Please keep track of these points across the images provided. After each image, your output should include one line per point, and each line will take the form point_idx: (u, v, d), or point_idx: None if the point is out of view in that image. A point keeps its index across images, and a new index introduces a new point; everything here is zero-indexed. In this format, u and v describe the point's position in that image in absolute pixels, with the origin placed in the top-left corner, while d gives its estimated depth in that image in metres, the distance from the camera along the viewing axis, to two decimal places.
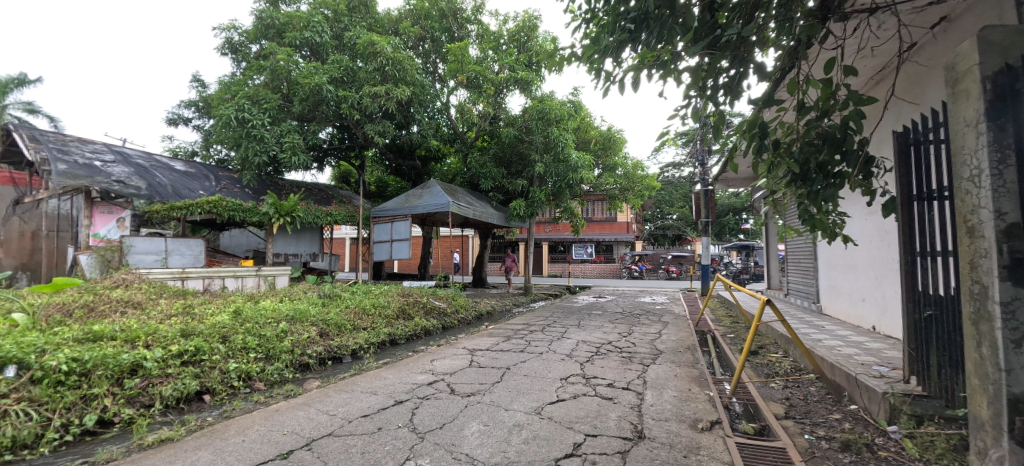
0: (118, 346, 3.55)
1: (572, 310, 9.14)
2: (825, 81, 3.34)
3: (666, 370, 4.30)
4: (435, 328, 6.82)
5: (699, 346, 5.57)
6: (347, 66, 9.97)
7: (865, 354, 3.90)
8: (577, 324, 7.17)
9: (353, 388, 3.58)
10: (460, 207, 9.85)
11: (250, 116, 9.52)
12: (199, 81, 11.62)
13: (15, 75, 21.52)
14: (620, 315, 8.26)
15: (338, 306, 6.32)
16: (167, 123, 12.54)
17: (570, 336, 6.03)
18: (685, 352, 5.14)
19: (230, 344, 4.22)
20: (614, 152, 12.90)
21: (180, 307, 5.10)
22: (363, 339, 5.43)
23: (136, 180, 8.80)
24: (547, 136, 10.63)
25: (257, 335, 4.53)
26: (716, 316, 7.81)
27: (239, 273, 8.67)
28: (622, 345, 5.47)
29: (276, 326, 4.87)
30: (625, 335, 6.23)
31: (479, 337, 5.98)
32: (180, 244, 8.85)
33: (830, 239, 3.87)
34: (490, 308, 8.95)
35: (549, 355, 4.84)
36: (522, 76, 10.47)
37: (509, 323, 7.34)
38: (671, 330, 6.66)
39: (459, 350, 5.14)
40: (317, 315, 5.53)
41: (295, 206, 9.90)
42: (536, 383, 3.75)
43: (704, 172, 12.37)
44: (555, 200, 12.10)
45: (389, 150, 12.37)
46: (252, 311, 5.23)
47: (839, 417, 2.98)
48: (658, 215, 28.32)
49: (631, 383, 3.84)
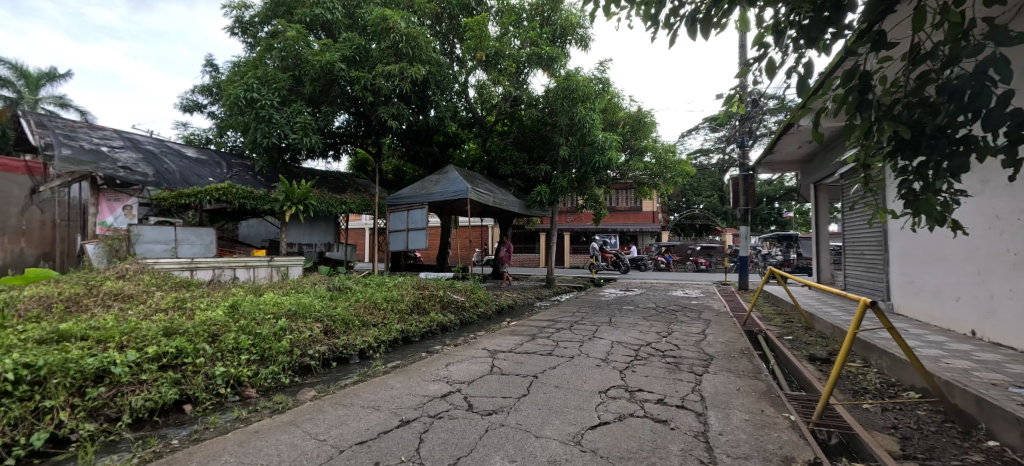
0: (85, 349, 3.09)
1: (600, 305, 8.47)
2: (960, 15, 2.46)
3: (725, 381, 3.59)
4: (451, 323, 6.27)
5: (755, 351, 4.81)
6: (359, 44, 9.40)
7: (985, 369, 3.11)
8: (608, 320, 6.49)
9: (355, 401, 3.02)
10: (480, 195, 9.27)
11: (259, 96, 9.13)
12: (211, 64, 11.24)
13: (48, 69, 21.87)
14: (654, 311, 7.54)
15: (348, 299, 5.80)
16: (182, 109, 12.26)
17: (603, 336, 5.35)
18: (741, 358, 4.41)
19: (221, 344, 3.72)
20: (643, 135, 12.12)
21: (173, 300, 4.64)
22: (372, 337, 4.90)
23: (143, 166, 8.47)
24: (573, 117, 9.96)
25: (252, 334, 4.03)
26: (765, 314, 6.98)
27: (249, 263, 8.33)
28: (664, 349, 4.76)
29: (275, 322, 4.34)
30: (664, 335, 5.53)
31: (500, 335, 5.38)
32: (190, 233, 8.45)
33: (933, 227, 2.85)
34: (511, 301, 8.38)
35: (582, 360, 4.19)
36: (546, 51, 9.75)
37: (533, 319, 6.73)
38: (717, 329, 5.91)
39: (479, 351, 4.55)
40: (322, 310, 4.99)
41: (308, 193, 9.48)
42: (570, 398, 3.10)
43: (743, 156, 11.42)
44: (579, 188, 11.37)
45: (406, 136, 11.84)
46: (251, 305, 4.72)
47: (980, 460, 2.25)
48: (684, 204, 27.19)
49: (686, 399, 3.16)
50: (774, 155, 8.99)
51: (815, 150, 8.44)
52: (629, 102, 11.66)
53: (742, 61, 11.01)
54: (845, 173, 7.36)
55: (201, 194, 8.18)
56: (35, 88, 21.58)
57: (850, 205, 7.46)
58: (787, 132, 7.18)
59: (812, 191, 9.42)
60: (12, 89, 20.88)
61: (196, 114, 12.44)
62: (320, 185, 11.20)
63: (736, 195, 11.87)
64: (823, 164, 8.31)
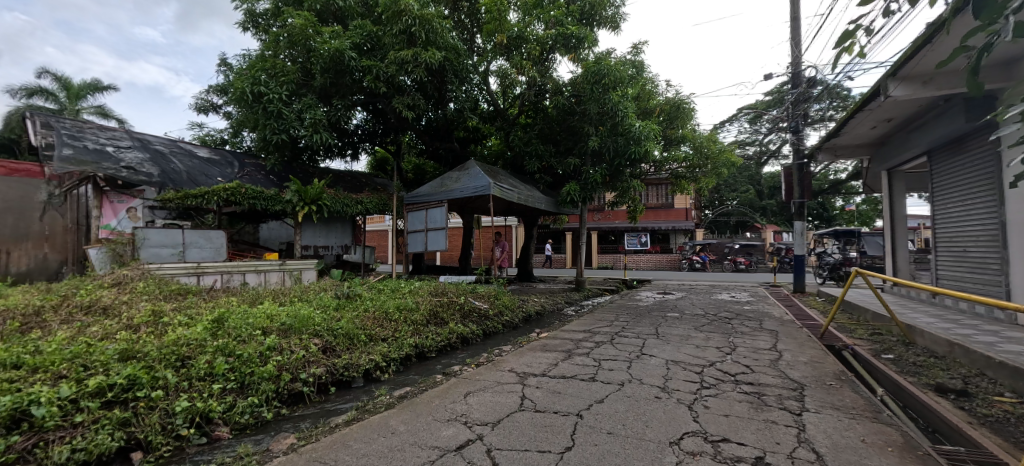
0: (5, 384, 2.43)
1: (639, 311, 7.53)
2: None
3: (837, 427, 2.68)
4: (473, 335, 5.49)
5: (855, 378, 3.82)
6: (371, 30, 8.78)
7: None
8: (655, 332, 5.56)
9: (339, 457, 2.26)
10: (503, 191, 8.49)
11: (267, 91, 8.58)
12: (224, 62, 10.84)
13: (92, 81, 22.23)
14: (706, 320, 6.55)
15: (355, 309, 5.06)
16: (198, 110, 11.93)
17: (654, 354, 4.45)
18: (840, 389, 3.47)
19: (190, 370, 3.04)
20: (681, 123, 11.01)
21: (152, 312, 4.00)
22: (379, 354, 4.16)
23: (149, 166, 8.07)
24: (605, 104, 9.07)
25: (232, 355, 3.33)
26: (844, 326, 5.90)
27: (260, 267, 7.76)
28: (737, 375, 3.83)
29: (262, 340, 3.63)
30: (730, 352, 4.58)
31: (530, 352, 4.56)
32: (199, 236, 7.94)
33: None
34: (539, 307, 7.57)
35: (637, 389, 3.33)
36: (573, 30, 8.87)
37: (567, 330, 5.87)
38: (790, 344, 4.93)
39: (506, 374, 3.74)
40: (322, 323, 4.28)
41: (321, 192, 8.93)
42: (633, 455, 2.26)
43: (796, 142, 10.18)
44: (611, 182, 10.44)
45: (426, 132, 11.19)
46: (238, 318, 4.03)
47: None
48: (717, 200, 25.67)
49: (796, 458, 2.27)
50: (840, 138, 7.81)
51: (893, 129, 7.26)
52: (665, 87, 10.61)
53: (794, 37, 9.84)
54: (952, 150, 6.13)
55: (209, 195, 7.72)
56: (77, 99, 21.82)
57: (945, 190, 6.35)
58: (864, 108, 6.19)
59: (885, 179, 8.27)
60: (56, 102, 21.40)
61: (212, 115, 12.10)
62: (335, 184, 10.65)
63: (790, 186, 10.65)
64: (903, 145, 7.18)
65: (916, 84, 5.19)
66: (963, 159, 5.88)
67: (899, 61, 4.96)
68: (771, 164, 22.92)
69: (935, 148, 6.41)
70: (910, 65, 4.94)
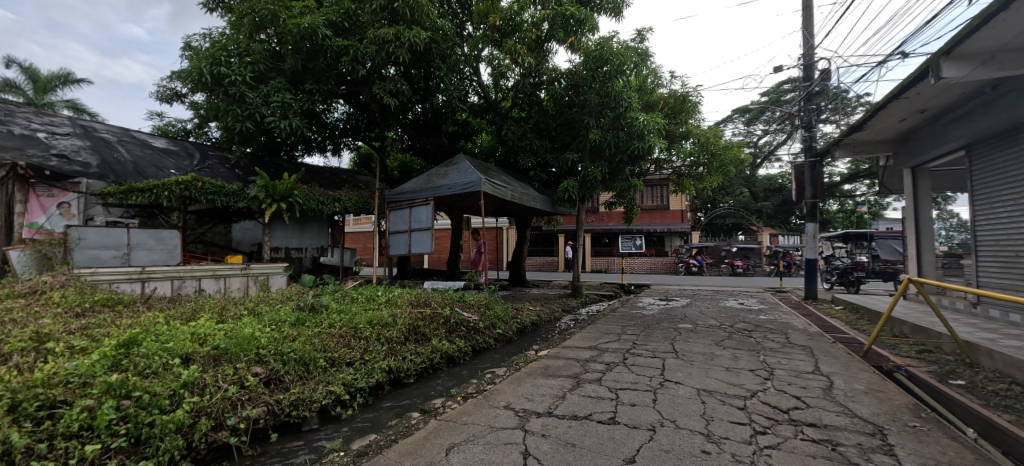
0: None
1: (646, 321, 6.77)
2: None
3: None
4: (459, 354, 4.65)
5: (937, 415, 3.07)
6: (347, 7, 7.92)
7: None
8: (674, 350, 4.77)
9: None
10: (495, 187, 7.64)
11: (228, 71, 7.61)
12: (186, 44, 9.81)
13: (60, 71, 20.70)
14: (725, 332, 5.81)
15: (317, 325, 4.18)
16: (160, 99, 10.88)
17: (682, 382, 3.64)
18: (932, 435, 2.69)
19: (54, 425, 2.14)
20: (685, 118, 10.28)
21: (35, 335, 3.06)
22: (341, 384, 3.29)
23: (86, 154, 7.14)
24: (606, 94, 8.32)
25: (127, 397, 2.42)
26: (884, 342, 5.18)
27: (219, 271, 6.75)
28: (795, 413, 3.03)
29: (178, 373, 2.73)
30: (771, 379, 3.80)
31: (529, 378, 3.73)
32: (148, 237, 6.94)
33: None
34: (535, 317, 6.74)
35: (675, 439, 2.53)
36: (571, 11, 8.10)
37: (569, 346, 5.04)
38: (834, 365, 4.19)
39: (502, 413, 2.92)
40: (268, 345, 3.39)
41: (292, 187, 8.01)
42: None
43: (808, 139, 9.53)
44: (611, 180, 9.70)
45: (411, 125, 10.32)
46: (156, 342, 3.11)
47: None
48: (710, 202, 25.23)
49: None
50: (862, 132, 7.18)
51: (924, 122, 6.63)
52: (669, 79, 9.92)
53: (806, 27, 9.20)
54: (1000, 143, 5.48)
55: (158, 189, 6.75)
56: (44, 92, 20.31)
57: (989, 187, 5.69)
58: (901, 96, 5.53)
59: (908, 177, 7.64)
60: (22, 95, 19.92)
61: (175, 104, 11.05)
62: (311, 180, 9.71)
63: (800, 187, 9.99)
64: (935, 139, 6.55)
65: (972, 65, 4.52)
66: (1015, 152, 5.23)
67: (954, 38, 4.30)
68: (765, 166, 22.50)
69: (980, 140, 5.76)
70: (968, 42, 4.28)
